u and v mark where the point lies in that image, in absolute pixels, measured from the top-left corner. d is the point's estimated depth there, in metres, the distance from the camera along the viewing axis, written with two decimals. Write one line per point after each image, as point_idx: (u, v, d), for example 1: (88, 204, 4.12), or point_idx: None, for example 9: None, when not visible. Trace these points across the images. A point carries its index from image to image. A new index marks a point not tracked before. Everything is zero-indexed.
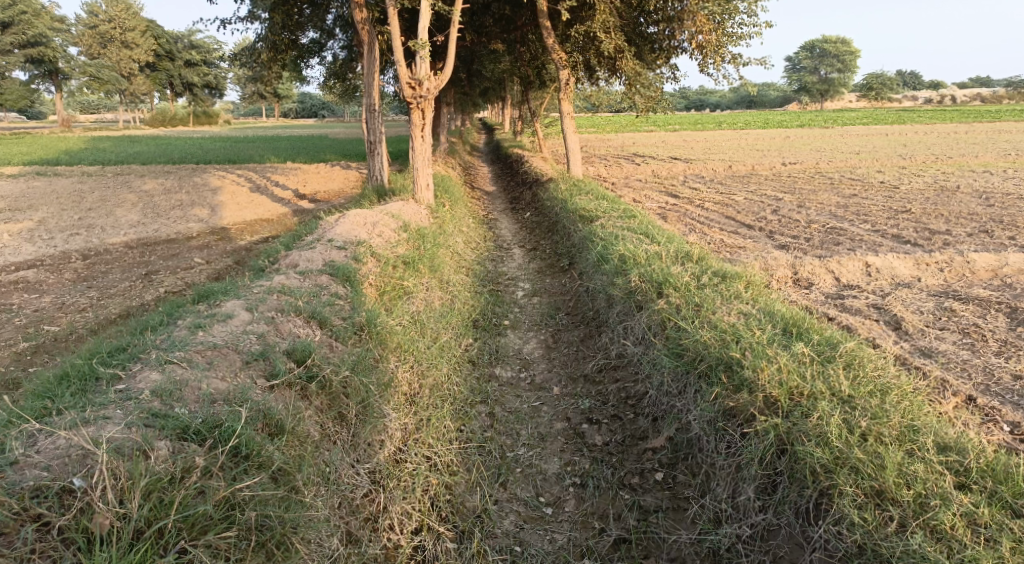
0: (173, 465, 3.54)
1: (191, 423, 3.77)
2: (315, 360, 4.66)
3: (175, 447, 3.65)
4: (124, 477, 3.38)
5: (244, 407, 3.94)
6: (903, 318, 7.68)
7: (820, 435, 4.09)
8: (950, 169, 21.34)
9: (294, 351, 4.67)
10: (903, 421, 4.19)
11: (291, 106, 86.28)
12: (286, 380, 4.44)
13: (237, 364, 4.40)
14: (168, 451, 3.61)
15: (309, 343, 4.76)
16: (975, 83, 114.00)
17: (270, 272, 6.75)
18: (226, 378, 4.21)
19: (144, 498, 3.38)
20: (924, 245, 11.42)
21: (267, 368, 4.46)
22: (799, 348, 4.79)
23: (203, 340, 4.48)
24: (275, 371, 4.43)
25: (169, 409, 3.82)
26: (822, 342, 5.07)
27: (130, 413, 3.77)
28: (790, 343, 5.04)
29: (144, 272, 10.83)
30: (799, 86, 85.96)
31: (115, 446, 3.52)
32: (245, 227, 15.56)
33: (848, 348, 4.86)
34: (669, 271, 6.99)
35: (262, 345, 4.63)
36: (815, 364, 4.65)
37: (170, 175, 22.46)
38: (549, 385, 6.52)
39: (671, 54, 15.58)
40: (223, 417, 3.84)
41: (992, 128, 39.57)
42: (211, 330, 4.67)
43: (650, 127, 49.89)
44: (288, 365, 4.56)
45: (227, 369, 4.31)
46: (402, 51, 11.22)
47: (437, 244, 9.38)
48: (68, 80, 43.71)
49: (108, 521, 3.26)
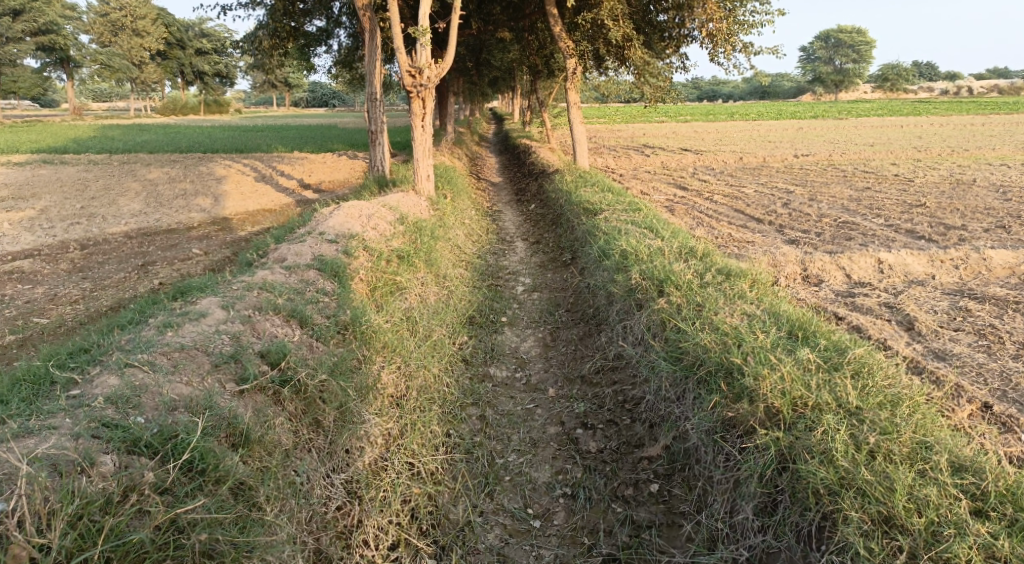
0: (112, 485, 3.36)
1: (142, 435, 3.60)
2: (291, 363, 4.50)
3: (122, 462, 3.48)
4: (53, 501, 3.19)
5: (203, 417, 3.78)
6: (916, 318, 7.39)
7: (824, 453, 3.82)
8: (967, 162, 20.86)
9: (269, 353, 4.53)
10: (916, 436, 3.90)
11: (302, 95, 86.31)
12: (257, 384, 4.29)
13: (205, 367, 4.26)
14: (113, 467, 3.45)
15: (284, 344, 4.61)
16: (994, 74, 112.28)
17: (257, 267, 6.54)
18: (191, 383, 4.06)
19: (70, 526, 3.18)
20: (938, 241, 11.08)
21: (237, 372, 4.31)
22: (805, 354, 4.51)
23: (171, 342, 4.34)
24: (245, 376, 4.27)
25: (123, 417, 3.66)
26: (829, 346, 4.78)
27: (80, 422, 3.63)
28: (796, 348, 4.76)
29: (140, 263, 10.65)
30: (813, 76, 85.05)
31: (50, 463, 3.35)
32: (246, 217, 15.37)
33: (858, 353, 4.57)
34: (671, 268, 6.70)
35: (235, 346, 4.48)
36: (821, 372, 4.36)
37: (175, 164, 22.30)
38: (544, 385, 6.27)
39: (680, 43, 15.19)
40: (179, 428, 3.67)
41: (1010, 120, 38.99)
42: (180, 331, 4.51)
43: (661, 118, 49.48)
44: (261, 368, 4.40)
45: (193, 372, 4.16)
46: (401, 38, 10.92)
47: (435, 237, 9.13)
48: (79, 68, 43.65)
49: (26, 552, 3.05)
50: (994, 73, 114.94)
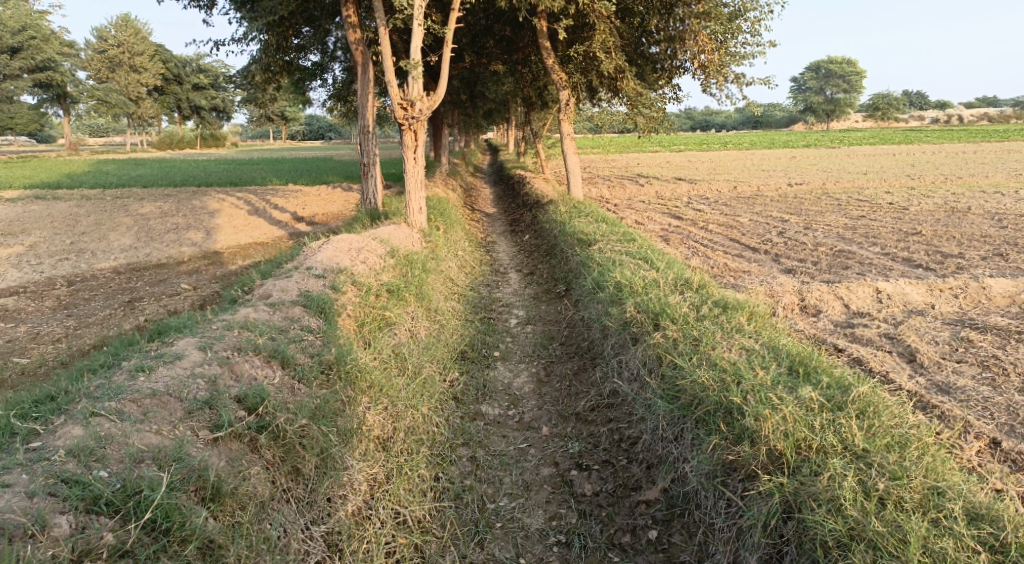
0: (65, 549, 3.27)
1: (103, 492, 3.49)
2: (269, 408, 4.35)
3: (78, 523, 3.38)
4: None
5: (169, 472, 3.66)
6: (918, 350, 7.23)
7: (832, 501, 3.64)
8: (960, 190, 20.93)
9: (246, 398, 4.36)
10: (927, 482, 3.71)
11: (298, 129, 86.87)
12: (232, 431, 4.14)
13: (178, 414, 4.09)
14: (69, 528, 3.35)
15: (263, 388, 4.44)
16: (981, 103, 113.81)
17: (241, 304, 6.37)
18: (161, 431, 3.92)
19: None
20: (936, 270, 10.97)
21: (212, 419, 4.14)
22: (807, 393, 4.31)
23: (143, 387, 4.17)
24: (219, 422, 4.12)
25: (84, 472, 3.56)
26: (832, 383, 4.59)
27: (37, 478, 3.52)
28: (797, 385, 4.57)
29: (127, 298, 10.45)
30: (804, 106, 86.07)
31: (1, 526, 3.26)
32: (238, 250, 15.24)
33: (863, 391, 4.39)
34: (667, 301, 6.53)
35: (211, 391, 4.31)
36: (825, 412, 4.17)
37: (168, 198, 22.20)
38: (538, 423, 6.06)
39: (672, 74, 15.27)
40: (143, 484, 3.56)
41: (1000, 147, 39.38)
42: (153, 375, 4.34)
43: (655, 148, 49.84)
44: (237, 414, 4.23)
45: (163, 420, 4.01)
46: (392, 71, 10.87)
47: (426, 270, 8.97)
48: (76, 104, 43.77)
49: None
50: (983, 101, 116.49)
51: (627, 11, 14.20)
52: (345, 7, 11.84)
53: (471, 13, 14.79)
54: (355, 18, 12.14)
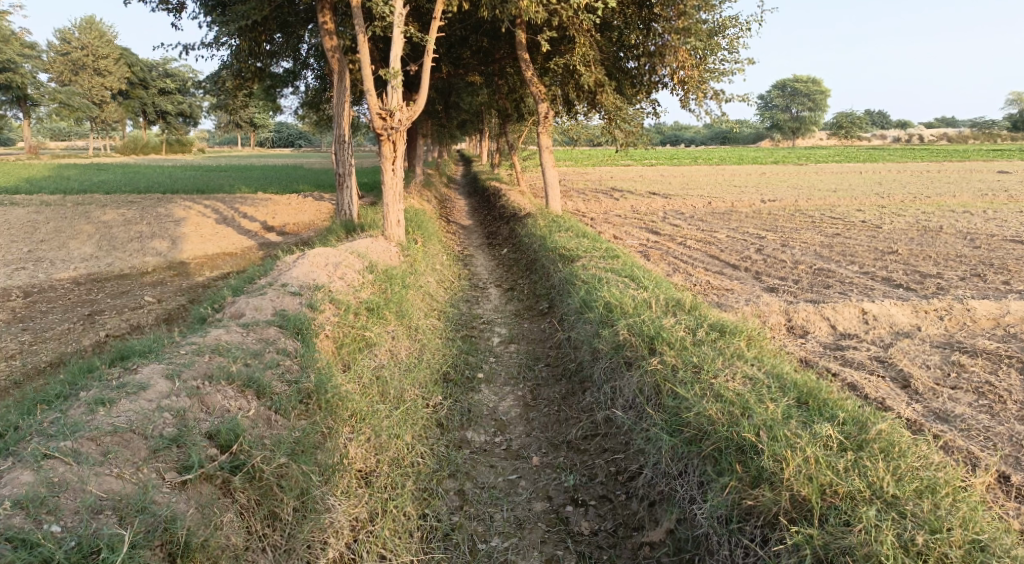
0: None
1: (55, 553, 3.12)
2: (244, 446, 3.98)
3: None
4: None
5: (131, 527, 3.29)
6: (911, 375, 7.07)
7: (870, 558, 3.45)
8: (930, 209, 21.17)
9: (219, 434, 3.99)
10: (967, 535, 3.54)
11: (267, 136, 85.70)
12: (203, 473, 3.76)
13: (141, 454, 3.71)
14: None
15: (238, 422, 4.06)
16: (941, 123, 117.05)
17: (211, 324, 5.96)
18: (123, 475, 3.54)
19: None
20: (917, 290, 10.92)
21: (180, 459, 3.77)
22: (825, 430, 4.13)
23: (102, 424, 3.78)
24: (188, 463, 3.74)
25: (33, 529, 3.18)
26: (847, 418, 4.39)
27: None
28: (810, 420, 4.37)
29: (87, 312, 9.91)
30: (771, 124, 87.52)
31: None
32: (205, 261, 14.69)
33: (883, 427, 4.21)
34: (662, 324, 6.27)
35: (179, 427, 3.92)
36: (848, 452, 3.99)
37: (132, 205, 21.45)
38: (527, 452, 5.75)
39: (651, 90, 15.13)
40: (102, 542, 3.20)
41: (963, 167, 40.26)
42: (114, 409, 3.92)
43: (627, 161, 50.04)
44: (208, 452, 3.86)
45: (126, 462, 3.63)
46: (371, 80, 10.53)
47: (406, 286, 8.61)
48: (37, 107, 42.43)
49: None
50: (943, 122, 119.89)
51: (606, 25, 14.05)
52: (321, 13, 11.48)
53: (450, 23, 14.51)
54: (332, 25, 11.77)
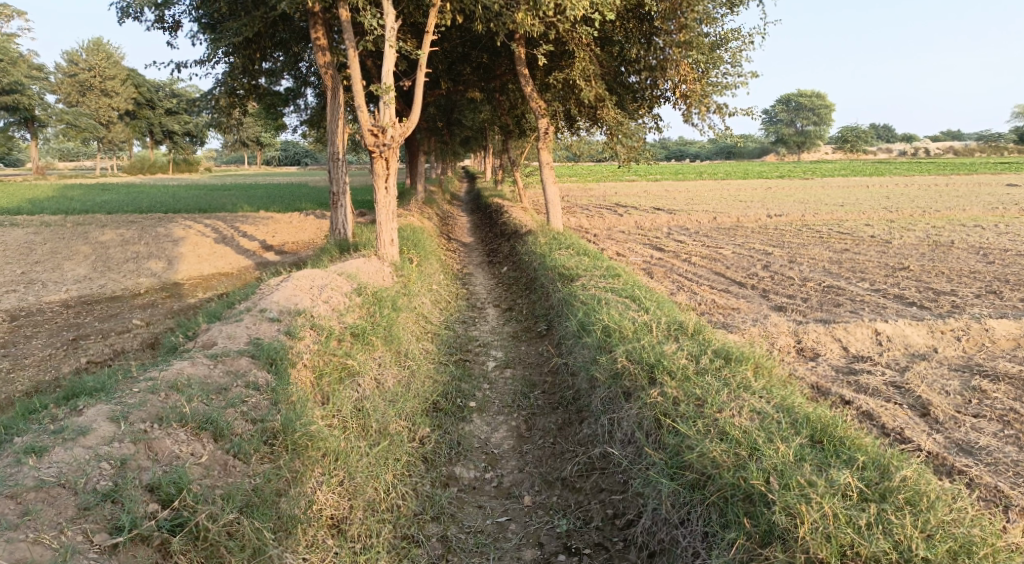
0: None
1: None
2: (187, 501, 3.70)
3: None
4: None
5: None
6: (930, 402, 6.64)
7: None
8: (940, 223, 20.74)
9: (160, 486, 3.72)
10: None
11: (273, 154, 86.00)
12: (137, 533, 3.50)
13: (67, 513, 3.46)
14: None
15: (182, 473, 3.79)
16: (948, 137, 116.75)
17: (181, 355, 5.61)
18: (41, 539, 3.29)
19: None
20: (931, 308, 10.46)
21: (111, 518, 3.51)
22: (844, 476, 3.76)
23: (26, 478, 3.53)
24: (119, 523, 3.49)
25: None
26: (868, 461, 3.99)
27: None
28: (827, 462, 3.97)
29: (71, 336, 9.55)
30: (776, 138, 87.27)
31: None
32: (200, 281, 14.37)
33: (909, 473, 3.83)
34: (662, 350, 5.83)
35: (115, 479, 3.66)
36: (869, 504, 3.63)
37: (132, 225, 21.19)
38: (519, 490, 5.35)
39: (653, 104, 14.80)
40: None
41: (969, 181, 39.90)
42: (43, 460, 3.67)
43: (632, 176, 49.78)
44: (147, 509, 3.60)
45: (47, 522, 3.38)
46: (363, 96, 10.20)
47: (396, 308, 8.20)
48: (44, 128, 42.49)
49: None
50: (949, 135, 119.48)
51: (607, 39, 13.77)
52: (314, 29, 11.21)
53: (447, 38, 14.22)
54: (325, 41, 11.52)
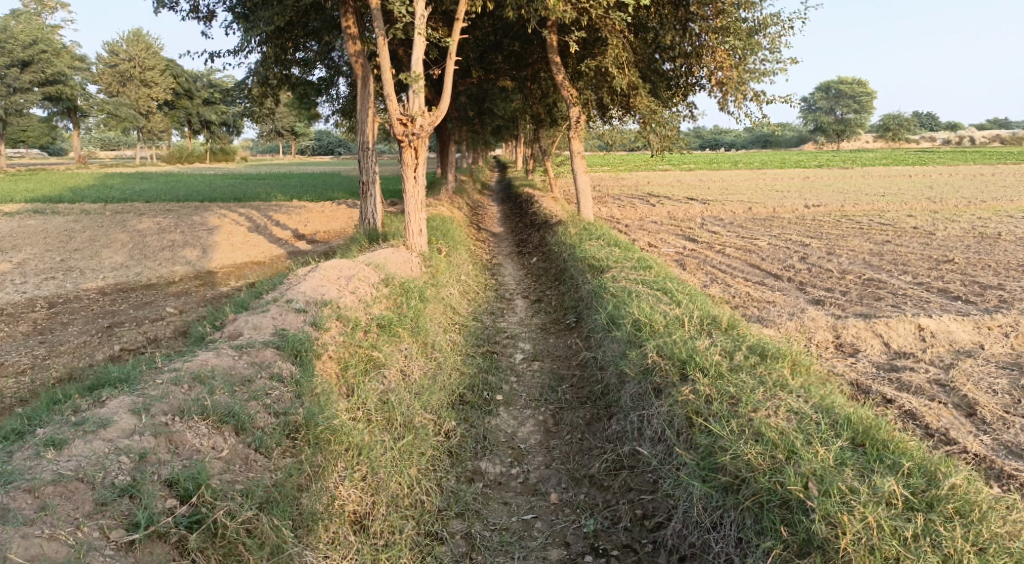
0: None
1: None
2: (206, 497, 3.68)
3: None
4: None
5: None
6: (977, 402, 6.37)
7: None
8: (986, 214, 20.06)
9: (178, 482, 3.71)
10: None
11: (307, 143, 86.79)
12: (154, 531, 3.49)
13: (85, 508, 3.46)
14: None
15: (200, 469, 3.77)
16: (994, 125, 113.26)
17: (207, 345, 5.60)
18: (56, 537, 3.28)
19: None
20: (977, 303, 10.09)
21: (129, 514, 3.50)
22: (889, 484, 3.59)
23: (44, 472, 3.54)
24: (135, 520, 3.47)
25: None
26: (914, 466, 3.80)
27: None
28: (872, 466, 3.78)
29: (106, 324, 9.63)
30: (814, 126, 85.50)
31: None
32: (233, 270, 14.47)
33: (958, 481, 3.63)
34: (695, 345, 5.65)
35: (134, 474, 3.66)
36: (917, 515, 3.46)
37: (168, 213, 21.48)
38: (545, 487, 5.23)
39: (688, 92, 14.48)
40: None
41: (1015, 170, 38.65)
42: (62, 453, 3.68)
43: (666, 166, 49.11)
44: (164, 505, 3.59)
45: (63, 517, 3.38)
46: (393, 84, 10.10)
47: (424, 299, 8.12)
48: (86, 117, 43.34)
49: None
50: (994, 123, 115.89)
51: (642, 26, 13.50)
52: (345, 17, 11.13)
53: (479, 26, 14.05)
54: (355, 29, 11.45)
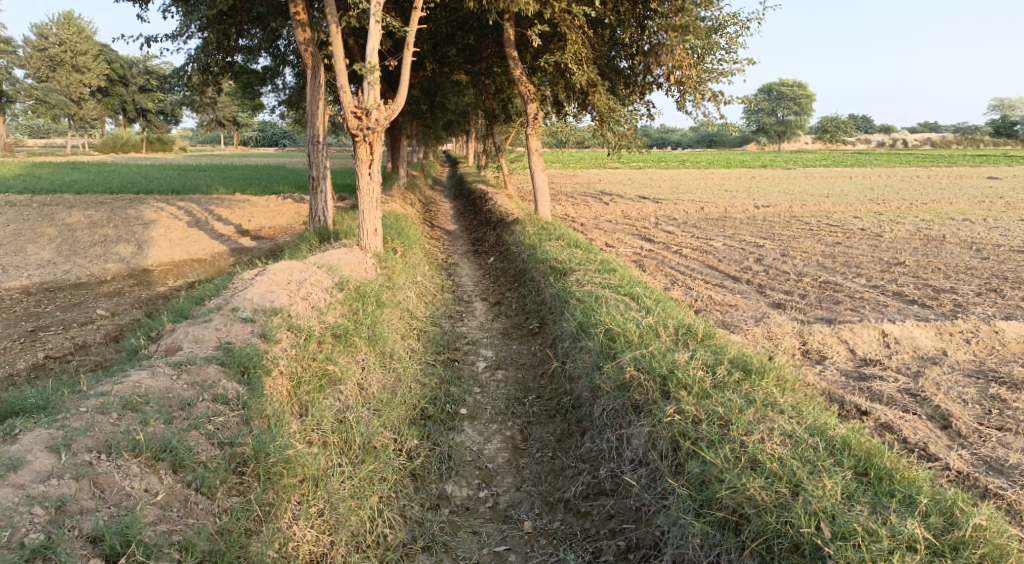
0: None
1: None
2: (137, 556, 3.31)
3: None
4: None
5: None
6: (951, 414, 6.20)
7: None
8: (928, 216, 20.51)
9: (102, 538, 3.32)
10: None
11: (250, 134, 84.33)
12: None
13: None
14: None
15: (132, 521, 3.40)
16: (925, 129, 117.79)
17: (141, 362, 5.07)
18: None
19: None
20: (934, 307, 10.08)
21: None
22: (913, 525, 3.51)
23: None
24: None
25: None
26: (931, 504, 3.71)
27: None
28: (887, 504, 3.69)
29: (30, 327, 8.83)
30: (758, 127, 87.35)
31: None
32: (171, 268, 13.64)
33: (980, 522, 3.57)
34: (675, 358, 5.34)
35: (49, 531, 3.26)
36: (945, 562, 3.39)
37: (101, 206, 20.27)
38: (518, 513, 4.84)
39: (645, 90, 14.26)
40: None
41: (948, 173, 40.01)
42: None
43: (616, 164, 49.22)
44: None
45: None
46: (346, 76, 9.55)
47: (380, 304, 7.61)
48: (13, 104, 40.96)
49: None
50: (925, 127, 120.57)
51: (599, 22, 13.21)
52: (295, 3, 10.47)
53: (433, 18, 13.59)
54: (306, 17, 10.80)
